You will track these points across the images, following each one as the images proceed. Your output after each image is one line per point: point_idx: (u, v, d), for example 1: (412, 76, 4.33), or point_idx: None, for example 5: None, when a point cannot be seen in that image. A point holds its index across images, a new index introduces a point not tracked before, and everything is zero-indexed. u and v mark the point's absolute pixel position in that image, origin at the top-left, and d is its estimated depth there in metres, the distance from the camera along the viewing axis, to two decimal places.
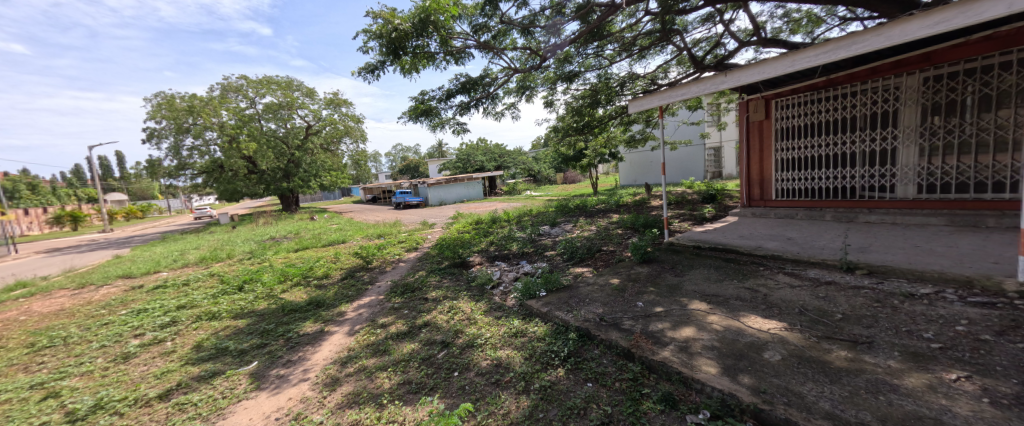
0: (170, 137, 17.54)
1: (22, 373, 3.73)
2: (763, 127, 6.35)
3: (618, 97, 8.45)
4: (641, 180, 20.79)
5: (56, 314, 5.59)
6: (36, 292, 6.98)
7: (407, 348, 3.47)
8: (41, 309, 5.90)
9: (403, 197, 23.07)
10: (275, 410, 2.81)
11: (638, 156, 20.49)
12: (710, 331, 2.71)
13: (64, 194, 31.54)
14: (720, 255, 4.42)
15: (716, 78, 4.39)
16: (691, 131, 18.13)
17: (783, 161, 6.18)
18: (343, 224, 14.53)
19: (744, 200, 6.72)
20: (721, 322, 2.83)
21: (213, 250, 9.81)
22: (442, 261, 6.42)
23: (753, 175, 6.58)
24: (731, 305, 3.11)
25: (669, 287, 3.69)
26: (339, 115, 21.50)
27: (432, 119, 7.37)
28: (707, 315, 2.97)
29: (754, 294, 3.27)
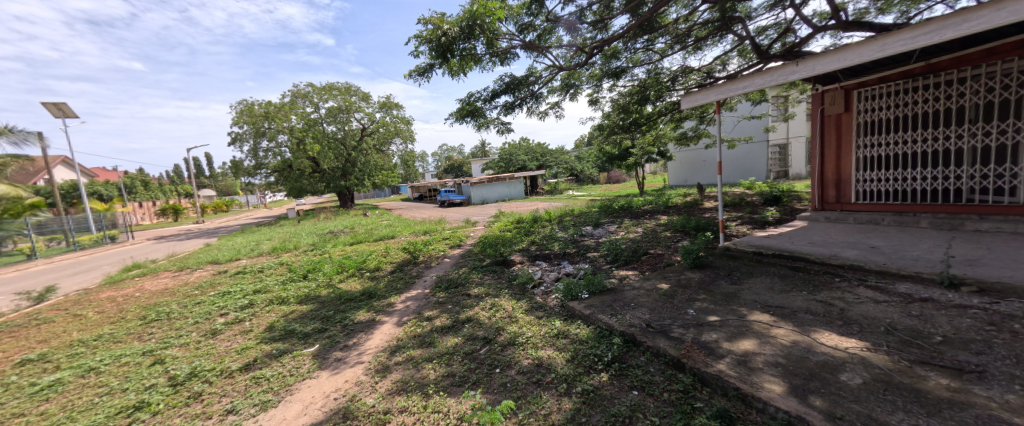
0: (250, 140, 19.49)
1: (137, 340, 4.36)
2: (842, 122, 5.75)
3: (669, 92, 8.06)
4: (692, 180, 19.74)
5: (162, 292, 6.43)
6: (146, 272, 8.11)
7: (451, 341, 3.55)
8: (150, 287, 6.84)
9: (447, 196, 23.96)
10: (333, 391, 3.01)
11: (690, 155, 19.52)
12: (775, 346, 2.50)
13: (169, 189, 36.43)
14: (787, 263, 4.06)
15: (786, 67, 4.03)
16: (751, 128, 16.94)
17: (867, 159, 5.55)
18: (392, 220, 15.25)
19: (816, 203, 6.14)
20: (788, 337, 2.60)
21: (282, 241, 10.76)
22: (485, 259, 6.51)
23: (828, 175, 5.99)
24: (800, 319, 2.83)
25: (725, 295, 3.45)
26: (391, 117, 22.61)
27: (477, 119, 7.49)
28: (771, 329, 2.73)
29: (828, 308, 2.96)
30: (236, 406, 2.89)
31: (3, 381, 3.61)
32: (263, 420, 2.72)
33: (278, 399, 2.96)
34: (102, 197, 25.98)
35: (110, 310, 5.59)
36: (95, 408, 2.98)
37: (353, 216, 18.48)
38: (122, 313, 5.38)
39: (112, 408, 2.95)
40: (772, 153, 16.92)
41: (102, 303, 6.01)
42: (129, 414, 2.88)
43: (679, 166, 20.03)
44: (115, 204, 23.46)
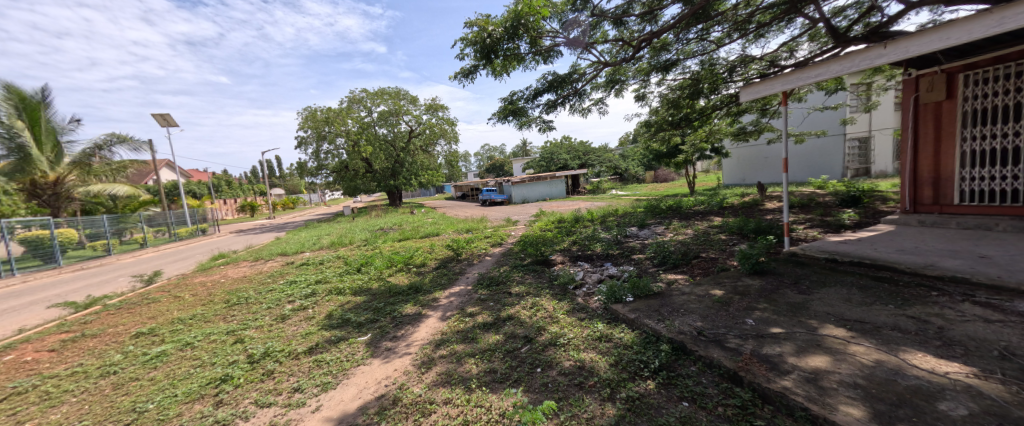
0: (312, 144, 21.10)
1: (223, 321, 4.91)
2: (942, 112, 5.06)
3: (726, 84, 7.55)
4: (751, 179, 18.39)
5: (241, 279, 7.18)
6: (230, 261, 9.12)
7: (493, 338, 3.58)
8: (233, 274, 7.68)
9: (489, 195, 24.29)
10: (385, 377, 3.17)
11: (749, 151, 18.22)
12: (853, 365, 2.24)
13: (246, 188, 40.57)
14: (868, 273, 3.63)
15: (871, 50, 3.60)
16: (824, 120, 15.47)
17: (975, 155, 4.86)
18: (437, 218, 15.75)
19: (907, 205, 5.46)
20: (869, 355, 2.32)
21: (339, 236, 11.53)
22: (525, 258, 6.50)
23: (923, 173, 5.30)
24: (886, 337, 2.52)
25: (791, 306, 3.16)
26: (437, 119, 23.35)
27: (519, 118, 7.49)
28: (847, 346, 2.45)
29: (922, 325, 2.60)
30: (302, 385, 3.15)
31: (123, 349, 4.24)
32: (324, 400, 2.94)
33: (336, 382, 3.18)
34: (194, 195, 29.56)
35: (201, 293, 6.34)
36: (191, 378, 3.44)
37: (400, 214, 19.34)
38: (211, 296, 6.08)
39: (204, 378, 3.38)
40: (849, 147, 15.25)
41: (195, 287, 6.83)
42: (217, 385, 3.28)
43: (737, 164, 18.77)
44: (205, 201, 26.64)
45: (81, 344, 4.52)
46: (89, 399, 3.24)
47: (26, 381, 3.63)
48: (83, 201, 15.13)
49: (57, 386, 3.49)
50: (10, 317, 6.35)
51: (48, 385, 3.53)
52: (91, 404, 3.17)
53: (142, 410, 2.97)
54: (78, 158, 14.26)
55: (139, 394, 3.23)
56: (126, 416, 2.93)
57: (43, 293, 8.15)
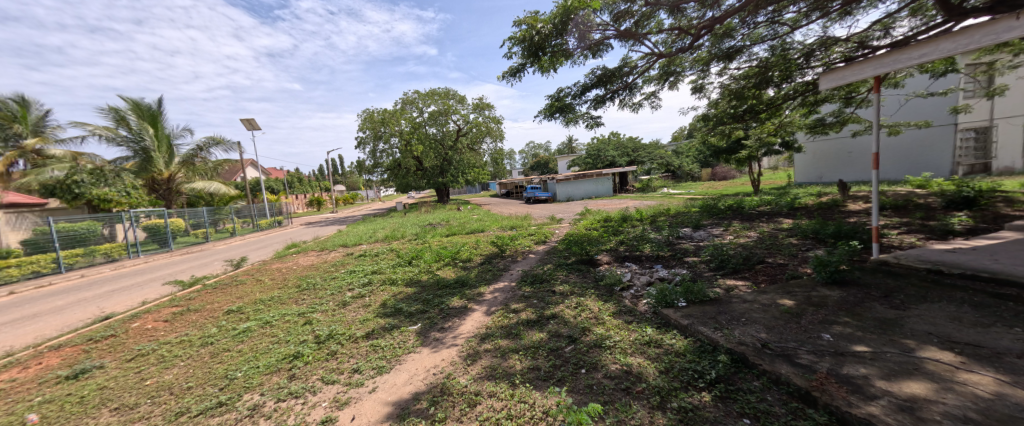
0: (370, 143, 22.44)
1: (294, 303, 5.38)
2: None
3: (800, 71, 6.86)
4: (830, 177, 16.60)
5: (308, 266, 7.83)
6: (298, 250, 9.99)
7: (536, 336, 3.57)
8: (302, 262, 8.40)
9: (533, 193, 24.25)
10: (433, 366, 3.29)
11: (828, 145, 16.48)
12: (959, 395, 1.93)
13: (311, 183, 44.18)
14: (982, 290, 3.11)
15: (998, 22, 3.12)
16: (930, 109, 13.58)
17: None
18: (483, 215, 16.02)
19: None
20: (982, 385, 1.98)
21: (392, 231, 12.15)
22: (570, 257, 6.39)
23: None
24: (1005, 365, 2.14)
25: (877, 322, 2.79)
26: (484, 117, 23.74)
27: (566, 115, 7.37)
28: (952, 372, 2.12)
29: None
30: (360, 367, 3.37)
31: (217, 323, 4.82)
32: (379, 383, 3.11)
33: (390, 366, 3.35)
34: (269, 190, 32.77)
35: (277, 278, 7.02)
36: (269, 352, 3.81)
37: (447, 210, 19.95)
38: (284, 281, 6.71)
39: (280, 354, 3.73)
40: (964, 140, 13.22)
41: (272, 272, 7.58)
42: (291, 360, 3.61)
43: (813, 160, 17.01)
44: (279, 196, 29.44)
45: (187, 317, 5.22)
46: (193, 364, 3.73)
47: (147, 345, 4.27)
48: (189, 193, 17.76)
49: (168, 351, 4.07)
50: (136, 291, 7.49)
51: (162, 350, 4.12)
52: (194, 368, 3.65)
53: (231, 378, 3.36)
54: (185, 158, 16.67)
55: (230, 363, 3.66)
56: (219, 382, 3.33)
57: (156, 272, 9.50)
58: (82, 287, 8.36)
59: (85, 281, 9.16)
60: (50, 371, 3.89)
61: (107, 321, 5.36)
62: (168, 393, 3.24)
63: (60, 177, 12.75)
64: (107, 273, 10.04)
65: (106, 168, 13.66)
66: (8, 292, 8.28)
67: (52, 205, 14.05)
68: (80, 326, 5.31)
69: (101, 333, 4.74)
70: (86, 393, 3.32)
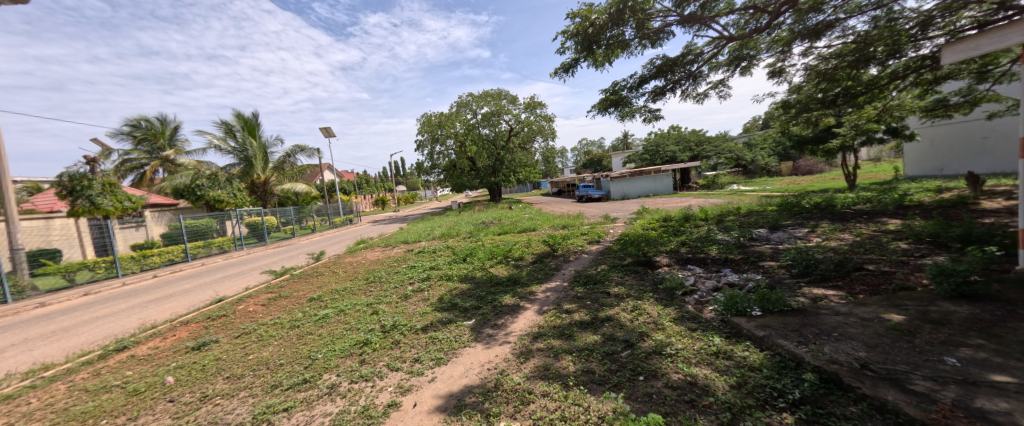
0: (428, 145, 23.49)
1: (364, 294, 5.79)
2: None
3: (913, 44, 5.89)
4: (952, 169, 14.25)
5: (374, 261, 8.40)
6: (366, 246, 10.77)
7: (590, 338, 3.45)
8: (370, 256, 9.05)
9: (586, 191, 23.62)
10: (487, 362, 3.32)
11: (949, 130, 14.12)
12: None
13: (377, 184, 47.51)
14: None
15: None
16: None
17: None
18: (534, 214, 15.98)
19: None
20: None
21: (448, 229, 12.60)
22: (625, 258, 6.13)
23: None
24: None
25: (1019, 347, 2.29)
26: (535, 116, 23.72)
27: (622, 109, 7.08)
28: None
29: None
30: (420, 357, 3.51)
31: (303, 309, 5.35)
32: (437, 373, 3.22)
33: (447, 358, 3.45)
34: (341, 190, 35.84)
35: (348, 270, 7.63)
36: (343, 338, 4.12)
37: (499, 209, 20.20)
38: (354, 274, 7.27)
39: (352, 340, 4.01)
40: None
41: (344, 265, 8.25)
42: (361, 346, 3.88)
43: (931, 147, 14.72)
44: (349, 196, 32.05)
45: (279, 302, 5.85)
46: (284, 344, 4.16)
47: (250, 325, 4.87)
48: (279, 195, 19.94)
49: (265, 331, 4.59)
50: (239, 278, 8.59)
51: (262, 329, 4.66)
52: (286, 347, 4.08)
53: (314, 358, 3.69)
54: (278, 163, 18.87)
55: (312, 345, 4.02)
56: (304, 361, 3.68)
57: (254, 263, 10.86)
58: (203, 273, 9.88)
59: (205, 268, 10.78)
60: (180, 342, 4.59)
61: (221, 303, 6.20)
62: (265, 367, 3.66)
63: (187, 183, 15.05)
64: (220, 262, 11.70)
65: (220, 174, 15.83)
66: (151, 275, 9.98)
67: (183, 206, 16.56)
68: (202, 306, 6.22)
69: (216, 313, 5.48)
70: (206, 363, 3.87)
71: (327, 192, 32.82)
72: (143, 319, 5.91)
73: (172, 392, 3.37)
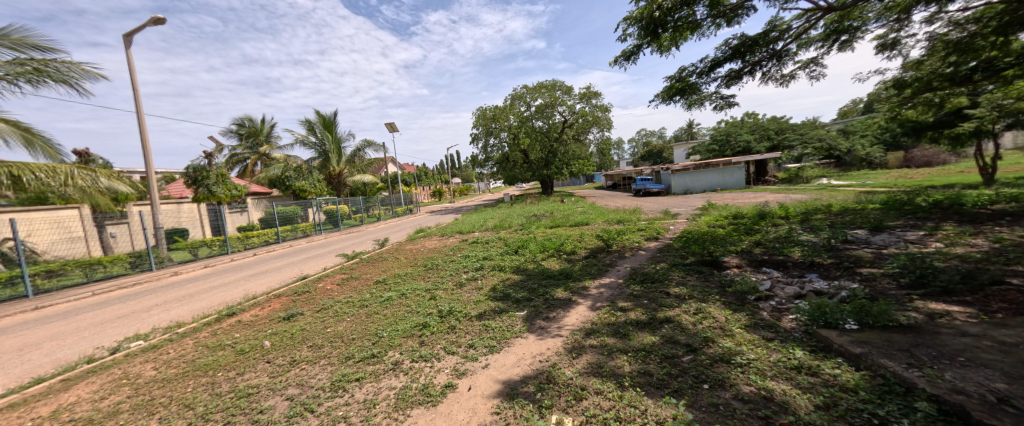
0: (482, 139, 23.93)
1: (423, 280, 6.09)
2: None
3: None
4: None
5: (431, 249, 8.78)
6: (424, 235, 11.29)
7: (647, 339, 3.28)
8: (428, 244, 9.48)
9: (644, 185, 22.48)
10: (539, 354, 3.30)
11: None
12: None
13: (434, 176, 49.56)
14: None
15: None
16: None
17: None
18: (587, 208, 15.57)
19: None
20: None
21: (500, 221, 12.75)
22: (687, 257, 5.73)
23: None
24: None
25: None
26: (590, 106, 23.04)
27: (689, 97, 6.58)
28: None
29: None
30: (474, 343, 3.60)
31: (370, 290, 5.77)
32: (491, 361, 3.27)
33: (500, 347, 3.50)
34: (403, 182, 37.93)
35: (408, 257, 8.06)
36: (404, 320, 4.36)
37: (551, 202, 19.97)
38: (414, 260, 7.65)
39: (412, 322, 4.23)
40: None
41: (405, 252, 8.74)
42: (420, 328, 4.07)
43: None
44: (410, 188, 33.81)
45: (351, 282, 6.38)
46: (356, 320, 4.52)
47: (328, 301, 5.36)
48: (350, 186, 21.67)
49: (339, 308, 5.02)
50: (318, 259, 9.52)
51: (337, 306, 5.10)
52: (357, 323, 4.42)
53: (380, 336, 3.96)
54: (351, 156, 20.47)
55: (379, 324, 4.31)
56: (371, 338, 3.96)
57: (331, 246, 11.95)
58: (290, 253, 11.08)
59: (293, 249, 12.11)
60: (274, 311, 5.21)
61: (304, 280, 6.93)
62: (341, 340, 4.00)
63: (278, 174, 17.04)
64: (304, 244, 13.06)
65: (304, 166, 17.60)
66: (252, 253, 11.46)
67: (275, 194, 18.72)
68: (290, 282, 7.01)
69: (301, 289, 6.13)
70: (294, 331, 4.33)
71: (390, 183, 34.93)
72: (246, 290, 6.82)
73: (269, 354, 3.82)
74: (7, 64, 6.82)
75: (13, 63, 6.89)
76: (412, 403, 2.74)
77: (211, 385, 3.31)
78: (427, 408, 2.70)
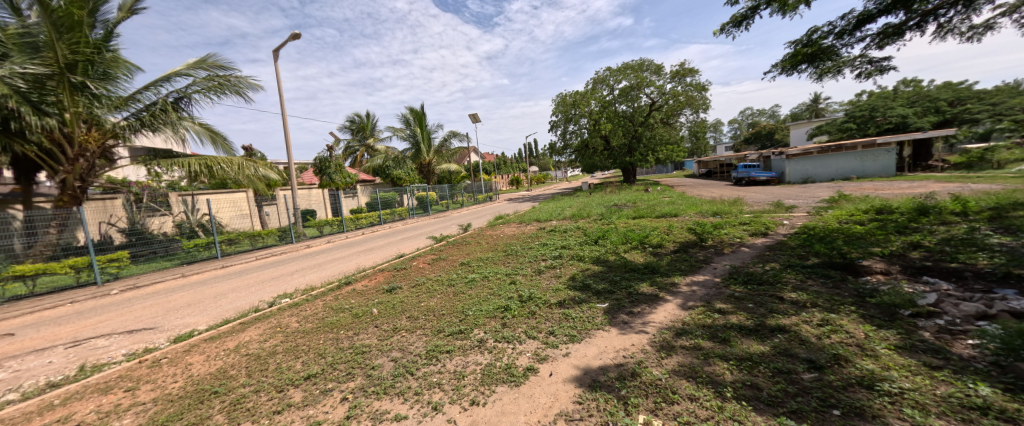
0: (561, 126, 23.57)
1: (503, 265, 6.27)
2: None
3: None
4: None
5: (510, 236, 8.98)
6: (504, 221, 11.59)
7: (754, 347, 2.88)
8: (508, 231, 9.73)
9: (748, 172, 19.90)
10: (623, 348, 3.14)
11: None
12: None
13: (513, 164, 50.35)
14: None
15: None
16: None
17: None
18: (675, 198, 14.28)
19: None
20: None
21: (579, 209, 12.43)
22: (808, 258, 4.89)
23: None
24: None
25: None
26: (684, 86, 20.97)
27: (822, 63, 5.51)
28: None
29: None
30: (555, 331, 3.58)
31: (456, 271, 6.14)
32: (572, 349, 3.22)
33: (580, 337, 3.42)
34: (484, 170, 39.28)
35: (488, 242, 8.38)
36: (487, 301, 4.55)
37: (634, 191, 18.81)
38: (494, 246, 7.91)
39: (494, 304, 4.39)
40: None
41: (486, 237, 9.10)
42: (502, 311, 4.20)
43: None
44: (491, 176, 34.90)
45: (440, 262, 6.89)
46: (445, 298, 4.85)
47: (421, 278, 5.85)
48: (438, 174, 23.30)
49: (430, 285, 5.46)
50: (413, 240, 10.48)
51: (428, 283, 5.55)
52: (447, 300, 4.75)
53: (466, 314, 4.19)
54: (439, 146, 21.94)
55: (465, 303, 4.57)
56: (459, 315, 4.21)
57: (424, 229, 13.02)
58: (390, 234, 12.37)
59: (392, 230, 13.50)
60: (379, 283, 5.91)
61: (401, 258, 7.70)
62: (433, 314, 4.33)
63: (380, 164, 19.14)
64: (401, 227, 14.43)
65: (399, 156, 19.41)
66: (362, 232, 13.08)
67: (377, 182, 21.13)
68: (389, 259, 7.88)
69: (399, 266, 6.81)
70: (395, 303, 4.83)
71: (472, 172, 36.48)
72: (357, 264, 7.86)
73: (377, 320, 4.32)
74: (202, 80, 8.77)
75: (207, 79, 8.85)
76: (497, 381, 2.84)
77: (336, 340, 3.88)
78: (511, 387, 2.77)
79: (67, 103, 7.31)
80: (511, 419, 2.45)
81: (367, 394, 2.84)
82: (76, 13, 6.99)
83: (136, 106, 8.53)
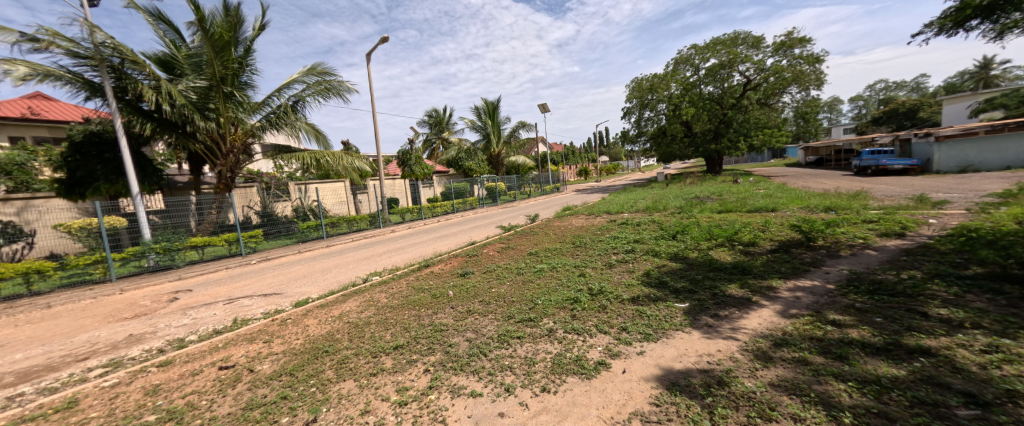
0: (636, 112, 22.24)
1: (572, 256, 6.16)
2: None
3: None
4: None
5: (579, 227, 8.78)
6: (574, 212, 11.37)
7: (882, 368, 2.40)
8: (577, 222, 9.53)
9: (877, 159, 16.53)
10: (708, 353, 2.87)
11: None
12: None
13: (584, 155, 48.77)
14: None
15: None
16: None
17: None
18: (772, 190, 12.51)
19: None
20: None
21: (654, 202, 11.63)
22: (967, 267, 3.90)
23: None
24: None
25: None
26: (789, 59, 18.15)
27: (1007, 15, 4.25)
28: None
29: None
30: (627, 327, 3.42)
31: (524, 260, 6.21)
32: (647, 348, 3.04)
33: (657, 336, 3.21)
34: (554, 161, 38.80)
35: (557, 233, 8.30)
36: (557, 292, 4.51)
37: (720, 182, 17.00)
38: (563, 237, 7.81)
39: (563, 295, 4.34)
40: None
41: (554, 228, 9.04)
42: (572, 302, 4.14)
43: None
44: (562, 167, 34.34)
45: (509, 251, 7.03)
46: (514, 285, 4.94)
47: (491, 265, 6.03)
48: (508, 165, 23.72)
49: (500, 272, 5.61)
50: (484, 229, 10.88)
51: (498, 271, 5.70)
52: (516, 288, 4.83)
53: (535, 303, 4.20)
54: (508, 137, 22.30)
55: (535, 292, 4.59)
56: (528, 303, 4.24)
57: (495, 218, 13.42)
58: (464, 222, 12.96)
59: (465, 219, 14.14)
60: (454, 267, 6.26)
61: (473, 245, 8.03)
62: (503, 300, 4.44)
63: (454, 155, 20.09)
64: (474, 215, 15.04)
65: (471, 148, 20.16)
66: (439, 220, 13.92)
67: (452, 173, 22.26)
68: (462, 246, 8.28)
69: (471, 253, 7.11)
70: (468, 287, 5.05)
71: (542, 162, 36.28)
72: (434, 249, 8.42)
73: (452, 302, 4.58)
74: (313, 85, 10.02)
75: (317, 84, 10.07)
76: (569, 371, 2.81)
77: (419, 317, 4.21)
78: (582, 379, 2.71)
79: (222, 109, 8.95)
80: (583, 411, 2.41)
81: (447, 368, 3.03)
82: (226, 35, 8.47)
83: (267, 109, 10.11)
